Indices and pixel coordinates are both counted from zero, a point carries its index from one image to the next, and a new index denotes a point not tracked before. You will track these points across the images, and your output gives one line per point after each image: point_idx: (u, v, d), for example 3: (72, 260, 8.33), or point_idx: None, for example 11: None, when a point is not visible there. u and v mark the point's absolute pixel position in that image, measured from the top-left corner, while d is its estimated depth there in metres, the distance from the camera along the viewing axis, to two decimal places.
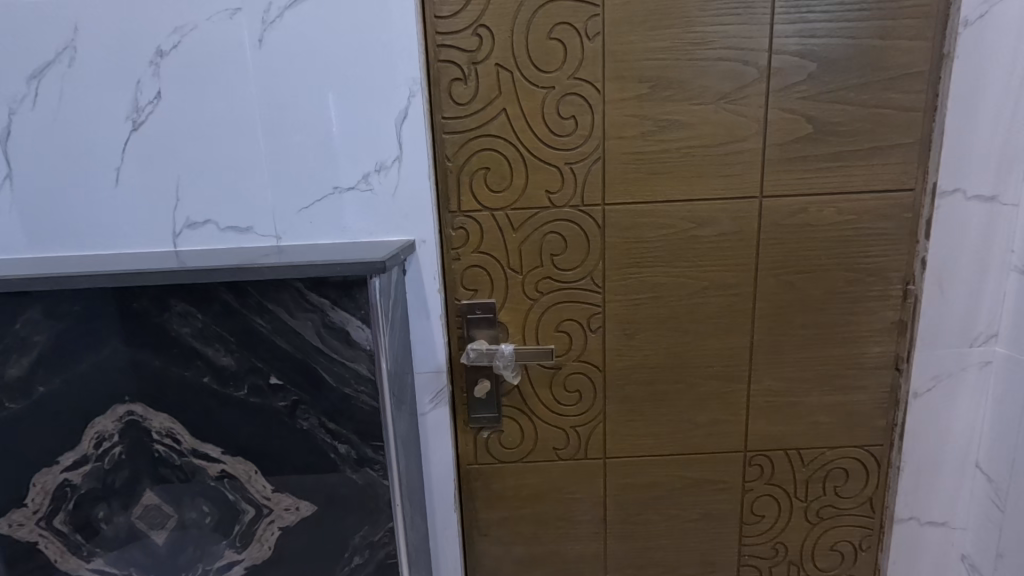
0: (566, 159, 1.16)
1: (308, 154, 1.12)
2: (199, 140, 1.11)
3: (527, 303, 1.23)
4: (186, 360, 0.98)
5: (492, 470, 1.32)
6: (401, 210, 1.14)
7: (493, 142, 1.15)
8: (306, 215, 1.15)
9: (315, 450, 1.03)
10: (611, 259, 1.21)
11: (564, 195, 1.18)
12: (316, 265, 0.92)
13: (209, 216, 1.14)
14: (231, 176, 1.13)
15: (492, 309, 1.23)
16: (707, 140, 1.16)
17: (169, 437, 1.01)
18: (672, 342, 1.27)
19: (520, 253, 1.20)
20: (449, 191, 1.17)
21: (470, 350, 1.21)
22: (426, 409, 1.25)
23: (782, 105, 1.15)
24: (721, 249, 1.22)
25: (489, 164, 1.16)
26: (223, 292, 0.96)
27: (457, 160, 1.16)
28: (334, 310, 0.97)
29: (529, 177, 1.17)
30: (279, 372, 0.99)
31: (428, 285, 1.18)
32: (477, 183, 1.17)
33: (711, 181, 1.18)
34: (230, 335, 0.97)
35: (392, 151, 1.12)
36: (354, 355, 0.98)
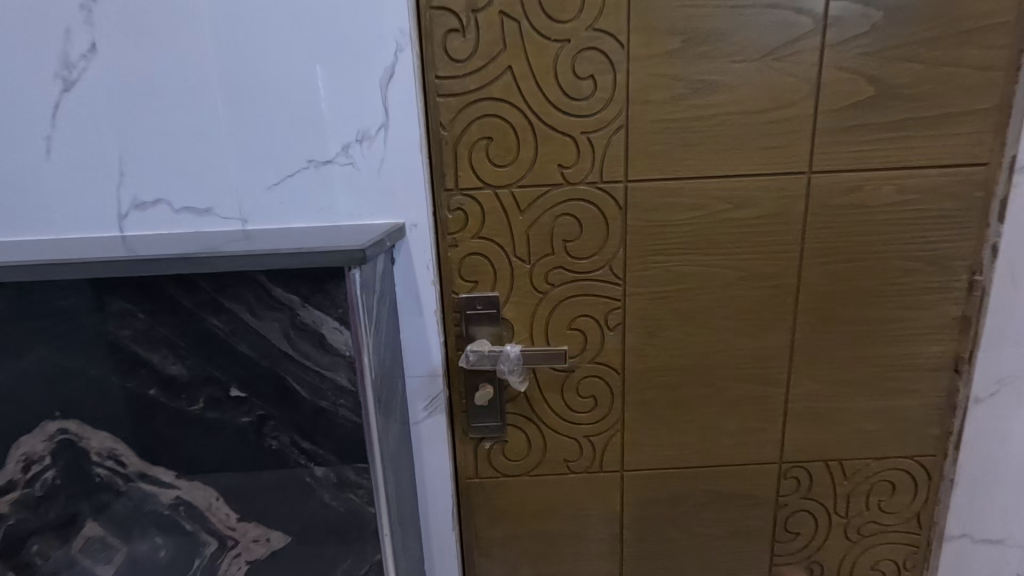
0: (583, 128, 0.98)
1: (275, 120, 0.94)
2: (145, 104, 0.93)
3: (535, 297, 1.06)
4: (129, 368, 0.82)
5: (495, 485, 1.17)
6: (387, 189, 0.96)
7: (497, 107, 0.97)
8: (276, 194, 0.97)
9: (287, 473, 0.87)
10: (633, 246, 1.04)
11: (579, 171, 1.00)
12: (281, 253, 0.76)
13: (161, 195, 0.97)
14: (185, 147, 0.95)
15: (494, 304, 1.06)
16: (748, 105, 0.98)
17: (111, 459, 0.85)
18: (701, 342, 1.10)
19: (528, 239, 1.03)
20: (444, 166, 1.00)
21: (470, 352, 1.04)
22: (419, 419, 1.09)
23: (839, 63, 0.96)
24: (761, 234, 1.05)
25: (491, 133, 0.98)
26: (169, 287, 0.79)
27: (454, 129, 0.98)
28: (306, 309, 0.80)
29: (539, 149, 0.99)
30: (241, 383, 0.83)
31: (420, 276, 1.01)
32: (477, 156, 0.99)
33: (753, 153, 1.01)
34: (181, 339, 0.81)
35: (376, 118, 0.94)
36: (331, 361, 0.82)
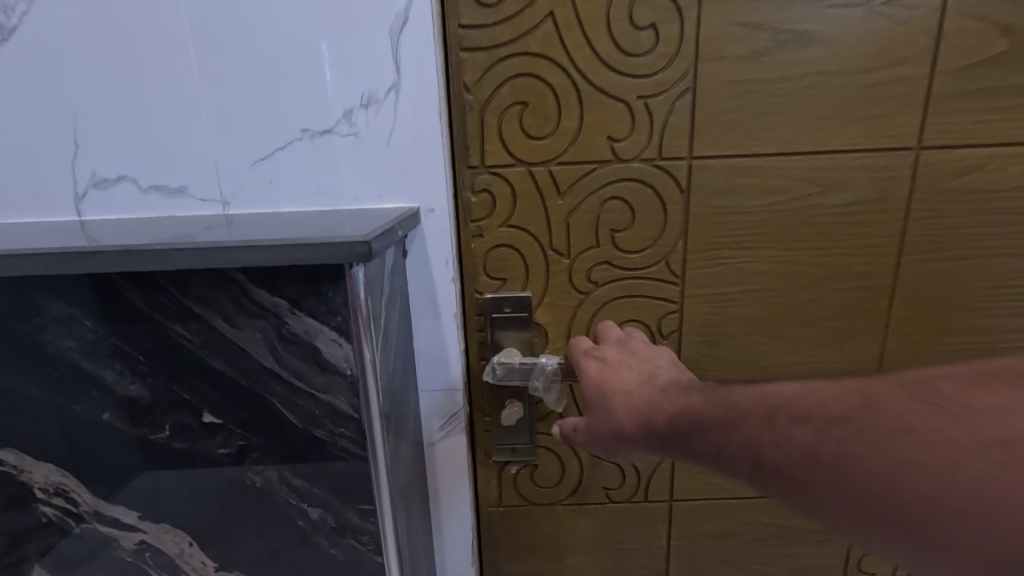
0: (640, 92, 0.79)
1: (260, 78, 0.76)
2: (100, 58, 0.75)
3: (574, 298, 0.89)
4: (77, 389, 0.68)
5: (521, 514, 1.01)
6: (398, 166, 0.78)
7: (534, 64, 0.78)
8: (263, 171, 0.79)
9: (278, 513, 0.72)
10: (694, 238, 0.86)
11: (633, 144, 0.82)
12: (261, 246, 0.58)
13: (125, 171, 0.79)
14: (151, 112, 0.77)
15: (525, 306, 0.88)
16: (846, 62, 0.79)
17: (59, 495, 0.72)
18: (771, 353, 0.92)
19: (568, 228, 0.85)
20: (468, 138, 0.81)
21: (495, 364, 0.87)
22: (434, 441, 0.93)
23: (966, 8, 0.76)
24: (852, 224, 0.86)
25: (526, 98, 0.80)
26: (122, 287, 0.64)
27: (480, 92, 0.79)
28: (295, 316, 0.63)
29: (584, 117, 0.80)
30: (215, 409, 0.68)
31: (437, 273, 0.83)
32: (509, 125, 0.81)
33: (849, 124, 0.81)
34: (138, 353, 0.66)
35: (384, 77, 0.76)
36: (328, 383, 0.65)
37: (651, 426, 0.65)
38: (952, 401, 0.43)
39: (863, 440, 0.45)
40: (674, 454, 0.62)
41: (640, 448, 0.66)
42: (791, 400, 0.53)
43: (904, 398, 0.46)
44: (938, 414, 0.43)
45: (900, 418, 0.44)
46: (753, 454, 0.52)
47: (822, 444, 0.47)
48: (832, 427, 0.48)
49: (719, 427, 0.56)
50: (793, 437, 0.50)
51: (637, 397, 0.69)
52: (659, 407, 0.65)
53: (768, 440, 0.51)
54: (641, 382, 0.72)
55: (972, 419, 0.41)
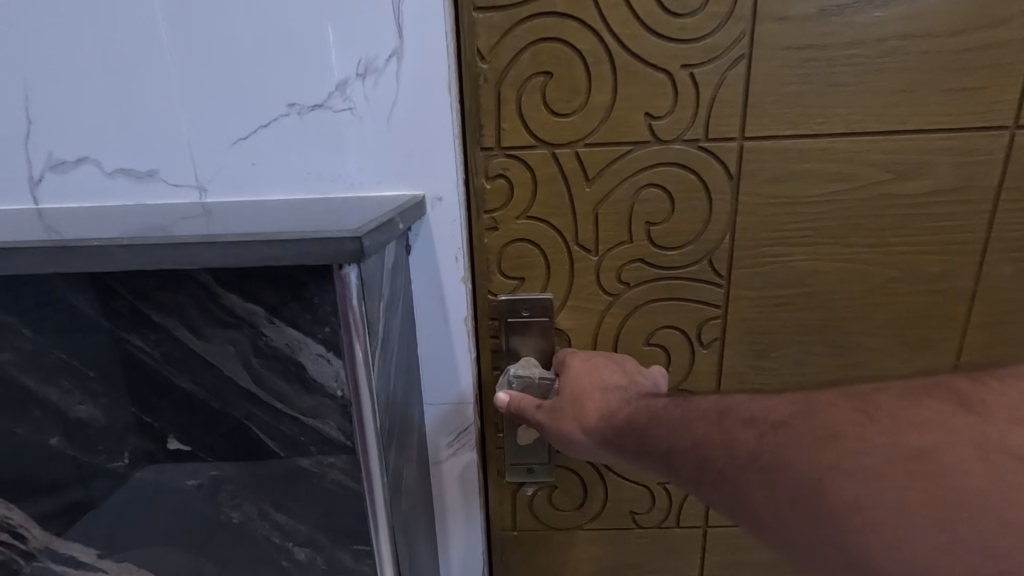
0: (684, 60, 0.67)
1: (238, 37, 0.63)
2: (51, 15, 0.63)
3: (602, 300, 0.77)
4: (19, 410, 0.61)
5: (537, 540, 0.90)
6: (401, 147, 0.67)
7: (560, 26, 0.66)
8: (245, 152, 0.67)
9: (257, 547, 0.65)
10: (743, 233, 0.74)
11: (675, 123, 0.70)
12: (229, 243, 0.47)
13: (86, 153, 0.68)
14: (112, 81, 0.65)
15: (546, 309, 0.77)
16: (935, 21, 0.66)
17: (6, 532, 0.66)
18: (825, 364, 0.81)
19: (597, 221, 0.73)
20: (482, 115, 0.69)
21: (510, 376, 0.76)
22: (440, 459, 0.82)
23: None
24: (929, 217, 0.74)
25: (551, 67, 0.67)
26: (68, 294, 0.57)
27: (497, 61, 0.67)
28: (274, 327, 0.55)
29: (619, 90, 0.68)
30: (178, 432, 0.61)
31: (445, 273, 0.72)
32: (530, 100, 0.69)
33: (934, 97, 0.69)
34: (87, 367, 0.60)
35: (384, 40, 0.63)
36: (315, 405, 0.57)
37: (606, 426, 0.61)
38: (884, 410, 0.39)
39: (793, 446, 0.40)
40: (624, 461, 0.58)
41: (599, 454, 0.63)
42: (740, 403, 0.49)
43: (845, 405, 0.41)
44: (866, 423, 0.39)
45: (829, 424, 0.40)
46: (697, 457, 0.47)
47: (758, 449, 0.43)
48: (770, 431, 0.43)
49: (672, 427, 0.52)
50: (732, 439, 0.45)
51: (599, 404, 0.64)
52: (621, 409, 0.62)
53: (709, 442, 0.47)
54: (608, 384, 0.68)
55: (901, 430, 0.37)
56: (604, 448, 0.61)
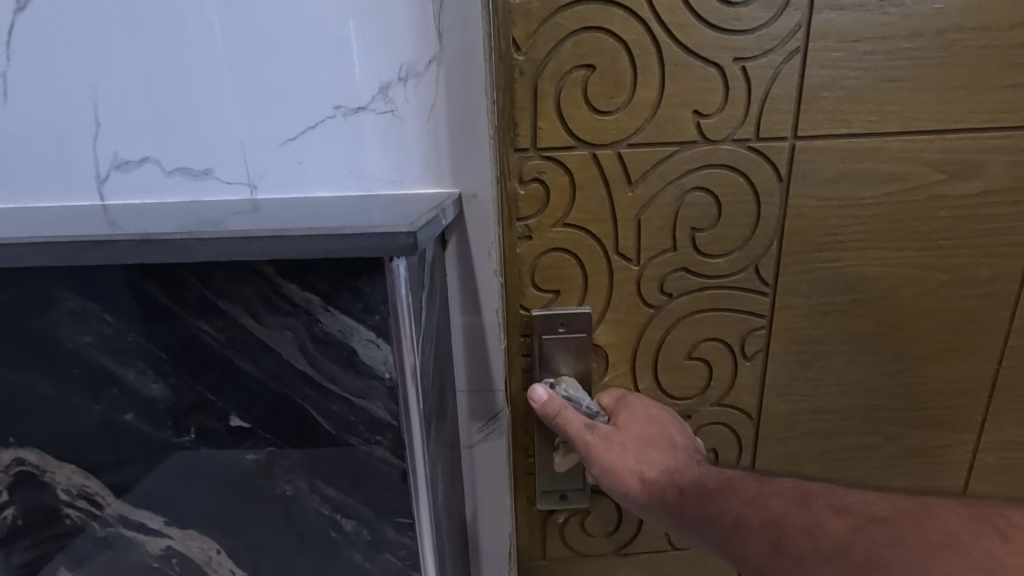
0: (737, 54, 0.62)
1: (291, 23, 0.56)
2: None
3: (642, 313, 0.72)
4: (92, 388, 0.55)
5: (568, 568, 0.85)
6: (441, 151, 0.60)
7: (604, 15, 0.60)
8: (294, 153, 0.60)
9: (307, 522, 0.58)
10: (790, 237, 0.70)
11: (725, 120, 0.64)
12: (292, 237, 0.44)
13: (145, 152, 0.60)
14: (168, 71, 0.57)
15: (584, 324, 0.71)
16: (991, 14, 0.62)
17: (82, 498, 0.59)
18: (869, 373, 0.78)
19: (640, 228, 0.68)
20: (516, 113, 0.63)
21: (561, 394, 0.70)
22: (472, 442, 0.73)
23: None
24: (982, 219, 0.71)
25: (593, 60, 0.61)
26: (142, 283, 0.51)
27: (534, 52, 0.61)
28: (328, 312, 0.51)
29: (666, 86, 0.63)
30: (241, 411, 0.55)
31: (478, 265, 0.65)
32: (569, 96, 0.62)
33: (990, 95, 0.65)
34: (159, 349, 0.53)
35: (425, 38, 0.57)
36: (362, 389, 0.53)
37: (665, 482, 0.61)
38: (1014, 528, 0.38)
39: (894, 546, 0.39)
40: (667, 521, 0.58)
41: (640, 507, 0.62)
42: (829, 489, 0.48)
43: (959, 511, 0.40)
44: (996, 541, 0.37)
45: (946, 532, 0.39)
46: (773, 532, 0.47)
47: (850, 540, 0.42)
48: (868, 523, 0.42)
49: (749, 502, 0.51)
50: (818, 522, 0.45)
51: (655, 463, 0.64)
52: (687, 470, 0.61)
53: (792, 520, 0.47)
54: (667, 442, 0.67)
55: None
56: (653, 503, 0.60)
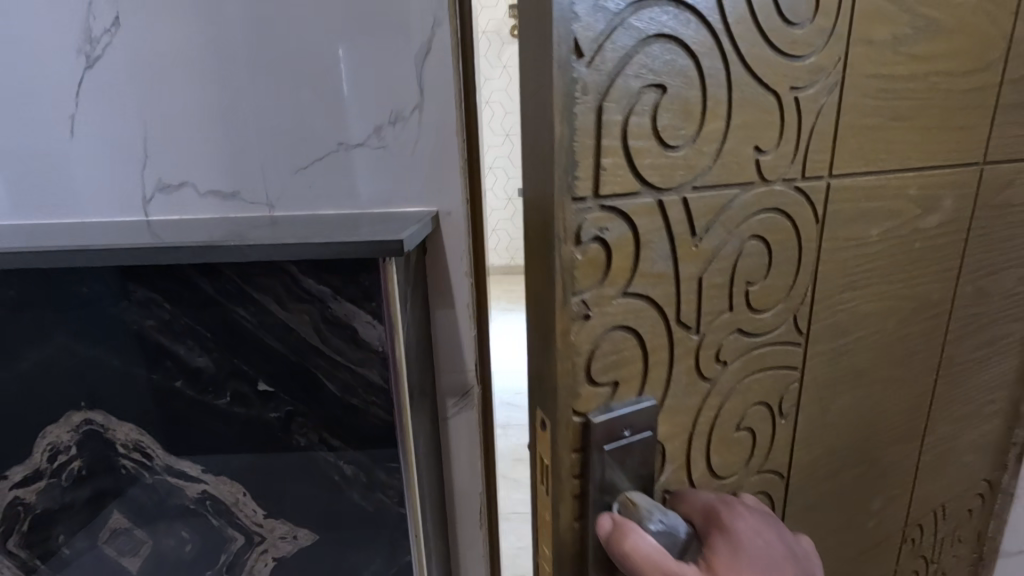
0: (791, 82, 0.52)
1: (293, 67, 0.57)
2: (144, 22, 0.56)
3: (692, 388, 0.57)
4: (150, 357, 0.51)
5: None
6: (425, 182, 0.61)
7: (681, 25, 0.44)
8: (308, 181, 0.61)
9: (316, 497, 0.56)
10: (808, 277, 0.62)
11: (782, 157, 0.54)
12: (299, 244, 0.46)
13: (185, 177, 0.61)
14: (196, 105, 0.59)
15: (650, 420, 0.52)
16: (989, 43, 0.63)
17: (135, 451, 0.55)
18: (865, 409, 0.74)
19: (702, 289, 0.53)
20: (578, 142, 0.42)
21: (651, 528, 0.50)
22: (447, 416, 0.69)
23: None
24: (939, 248, 0.71)
25: (663, 79, 0.44)
26: (193, 274, 0.50)
27: (598, 64, 0.41)
28: (334, 298, 0.49)
29: (733, 114, 0.49)
30: (271, 381, 0.52)
31: (450, 265, 0.64)
32: (637, 125, 0.44)
33: (946, 135, 0.65)
34: (203, 322, 0.50)
35: (411, 88, 0.58)
36: (364, 368, 0.51)
37: None
38: None
39: None
40: None
41: None
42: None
43: None
44: None
45: None
46: None
47: None
48: None
49: None
50: None
51: None
52: None
53: None
54: None
55: None
56: None
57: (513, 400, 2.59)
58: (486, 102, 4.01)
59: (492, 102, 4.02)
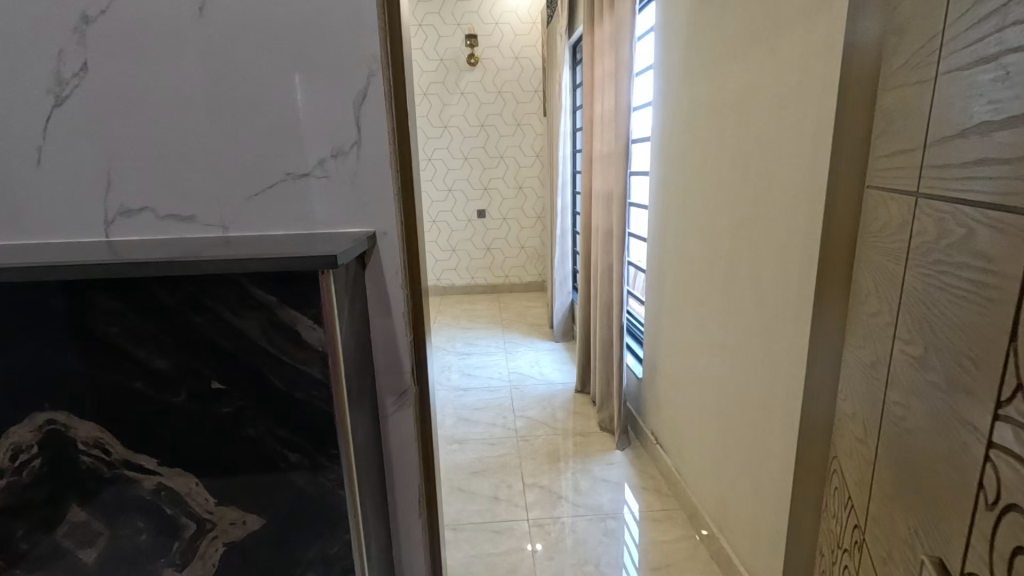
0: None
1: (249, 110, 0.67)
2: (110, 67, 0.64)
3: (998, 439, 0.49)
4: (111, 360, 0.59)
5: None
6: (363, 206, 0.70)
7: None
8: (259, 204, 0.69)
9: (262, 484, 0.63)
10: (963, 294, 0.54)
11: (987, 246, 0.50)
12: (245, 260, 0.54)
13: (145, 203, 0.68)
14: (158, 139, 0.67)
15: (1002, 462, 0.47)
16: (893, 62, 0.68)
17: (94, 448, 0.61)
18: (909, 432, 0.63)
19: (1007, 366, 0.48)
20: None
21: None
22: (386, 413, 0.78)
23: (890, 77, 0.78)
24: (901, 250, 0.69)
25: None
26: (154, 287, 0.57)
27: None
28: (279, 305, 0.58)
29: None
30: (222, 381, 0.60)
31: (388, 281, 0.73)
32: None
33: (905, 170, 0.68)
34: (161, 329, 0.58)
35: (349, 128, 0.68)
36: (304, 363, 0.59)
37: None
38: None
39: None
40: None
41: None
42: None
43: None
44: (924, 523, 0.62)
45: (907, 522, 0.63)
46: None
47: None
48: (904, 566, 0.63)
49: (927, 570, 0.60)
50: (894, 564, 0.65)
51: None
52: None
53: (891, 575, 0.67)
54: None
55: None
56: None
57: (470, 414, 2.66)
58: (446, 126, 4.14)
59: (451, 126, 4.15)
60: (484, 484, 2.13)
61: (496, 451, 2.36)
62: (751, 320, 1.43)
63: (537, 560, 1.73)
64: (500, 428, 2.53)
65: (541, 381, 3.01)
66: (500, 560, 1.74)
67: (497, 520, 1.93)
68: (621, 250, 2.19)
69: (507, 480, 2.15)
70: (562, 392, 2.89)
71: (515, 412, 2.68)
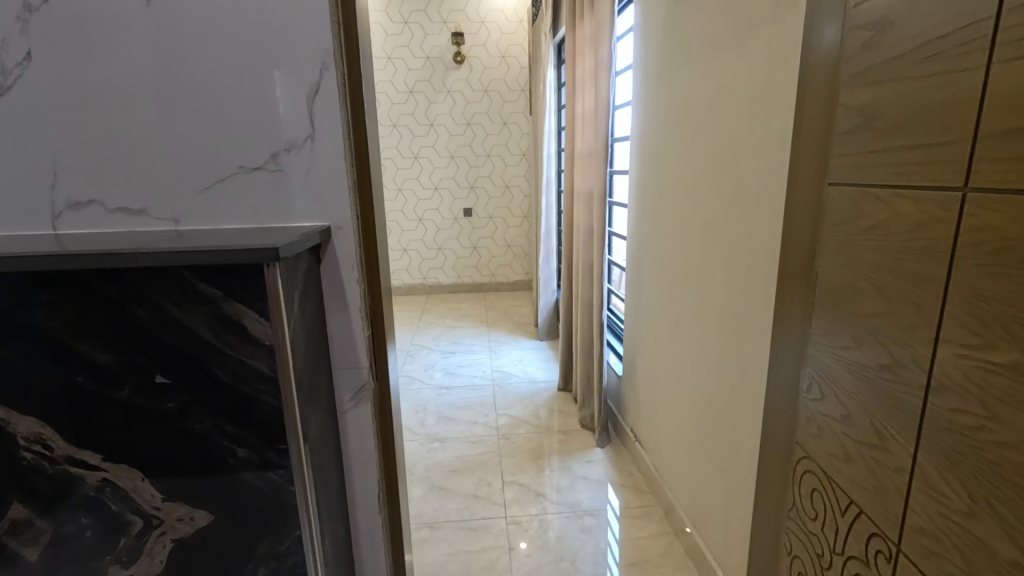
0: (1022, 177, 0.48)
1: (200, 102, 0.66)
2: (55, 57, 0.63)
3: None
4: (52, 354, 0.58)
5: None
6: (317, 201, 0.70)
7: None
8: (211, 197, 0.69)
9: (210, 479, 0.63)
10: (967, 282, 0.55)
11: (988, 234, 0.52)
12: (186, 254, 0.54)
13: (93, 195, 0.67)
14: (106, 130, 0.66)
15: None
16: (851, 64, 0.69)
17: (35, 445, 0.60)
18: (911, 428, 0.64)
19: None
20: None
21: None
22: (344, 408, 0.78)
23: None
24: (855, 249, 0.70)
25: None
26: (97, 281, 0.56)
27: None
28: (224, 298, 0.57)
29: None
30: (167, 376, 0.59)
31: (343, 275, 0.73)
32: None
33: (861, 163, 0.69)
34: (103, 322, 0.57)
35: (302, 121, 0.68)
36: (250, 358, 0.59)
37: None
38: None
39: None
40: None
41: None
42: None
43: None
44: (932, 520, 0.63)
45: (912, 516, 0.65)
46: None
47: None
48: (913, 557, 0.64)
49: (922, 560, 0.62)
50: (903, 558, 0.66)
51: None
52: None
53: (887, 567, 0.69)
54: None
55: None
56: None
57: (451, 413, 2.65)
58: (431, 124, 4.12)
59: (436, 125, 4.14)
60: (463, 482, 2.13)
61: (476, 449, 2.36)
62: (721, 317, 1.45)
63: (514, 557, 1.74)
64: (481, 427, 2.53)
65: (523, 379, 3.02)
66: (476, 557, 1.74)
67: (475, 518, 1.93)
68: (600, 248, 2.20)
69: (486, 478, 2.15)
70: (544, 390, 2.90)
71: (496, 410, 2.68)
